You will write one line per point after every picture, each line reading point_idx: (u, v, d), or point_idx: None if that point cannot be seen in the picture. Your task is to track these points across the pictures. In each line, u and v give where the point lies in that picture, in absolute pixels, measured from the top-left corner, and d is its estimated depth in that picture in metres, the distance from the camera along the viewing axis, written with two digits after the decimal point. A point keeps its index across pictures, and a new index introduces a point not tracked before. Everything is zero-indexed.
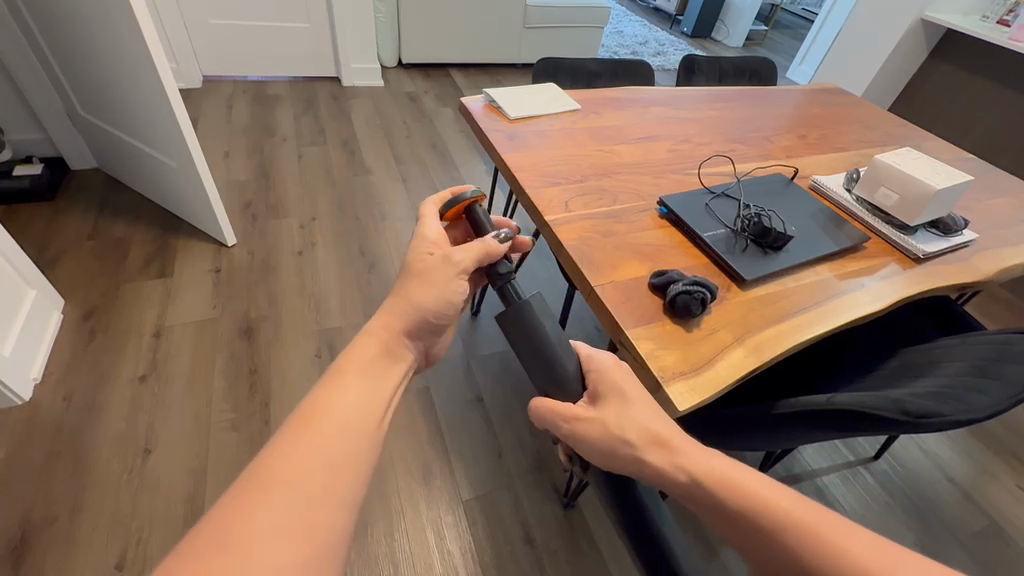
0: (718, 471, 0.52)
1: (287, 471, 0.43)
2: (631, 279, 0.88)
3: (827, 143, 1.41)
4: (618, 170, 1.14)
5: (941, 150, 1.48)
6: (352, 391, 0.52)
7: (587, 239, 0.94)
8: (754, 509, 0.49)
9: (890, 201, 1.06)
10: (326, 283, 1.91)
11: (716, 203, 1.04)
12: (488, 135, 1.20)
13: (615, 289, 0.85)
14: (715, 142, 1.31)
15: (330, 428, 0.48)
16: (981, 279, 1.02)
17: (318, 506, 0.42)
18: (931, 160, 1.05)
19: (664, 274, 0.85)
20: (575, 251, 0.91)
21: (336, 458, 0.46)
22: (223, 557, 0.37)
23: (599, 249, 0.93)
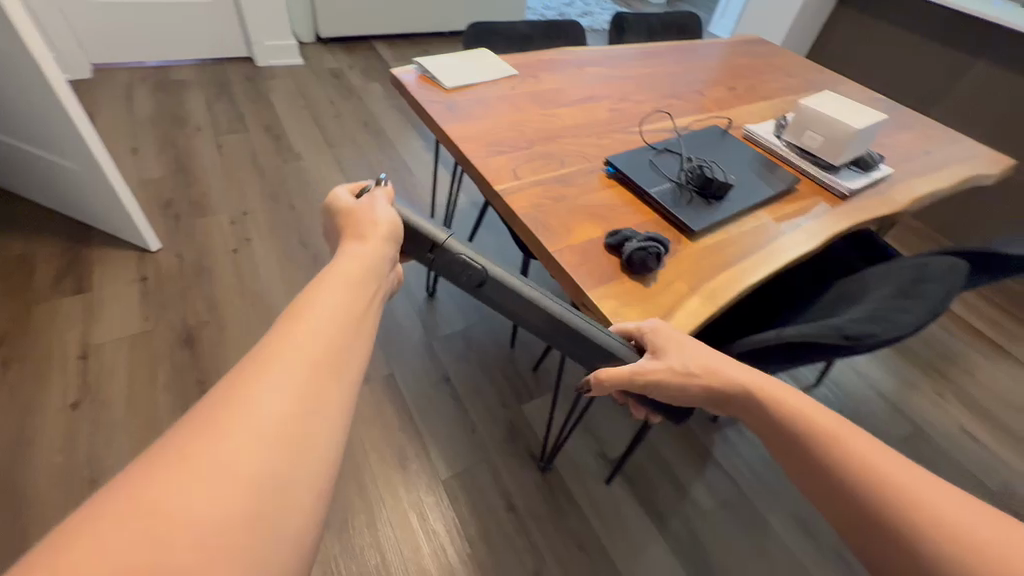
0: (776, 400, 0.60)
1: (242, 396, 0.39)
2: (585, 241, 0.88)
3: (754, 92, 1.46)
4: (562, 134, 1.13)
5: (855, 92, 1.58)
6: (308, 328, 0.45)
7: (539, 207, 0.93)
8: (811, 435, 0.56)
9: (815, 143, 1.12)
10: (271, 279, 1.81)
11: (659, 158, 1.06)
12: (425, 107, 1.15)
13: (572, 253, 0.86)
14: (652, 99, 1.32)
15: (322, 305, 0.49)
16: (897, 210, 1.11)
17: (316, 365, 0.43)
18: (849, 100, 1.11)
19: (618, 234, 0.86)
20: (529, 219, 0.90)
21: (298, 376, 0.41)
22: (223, 411, 0.38)
23: (553, 215, 0.92)
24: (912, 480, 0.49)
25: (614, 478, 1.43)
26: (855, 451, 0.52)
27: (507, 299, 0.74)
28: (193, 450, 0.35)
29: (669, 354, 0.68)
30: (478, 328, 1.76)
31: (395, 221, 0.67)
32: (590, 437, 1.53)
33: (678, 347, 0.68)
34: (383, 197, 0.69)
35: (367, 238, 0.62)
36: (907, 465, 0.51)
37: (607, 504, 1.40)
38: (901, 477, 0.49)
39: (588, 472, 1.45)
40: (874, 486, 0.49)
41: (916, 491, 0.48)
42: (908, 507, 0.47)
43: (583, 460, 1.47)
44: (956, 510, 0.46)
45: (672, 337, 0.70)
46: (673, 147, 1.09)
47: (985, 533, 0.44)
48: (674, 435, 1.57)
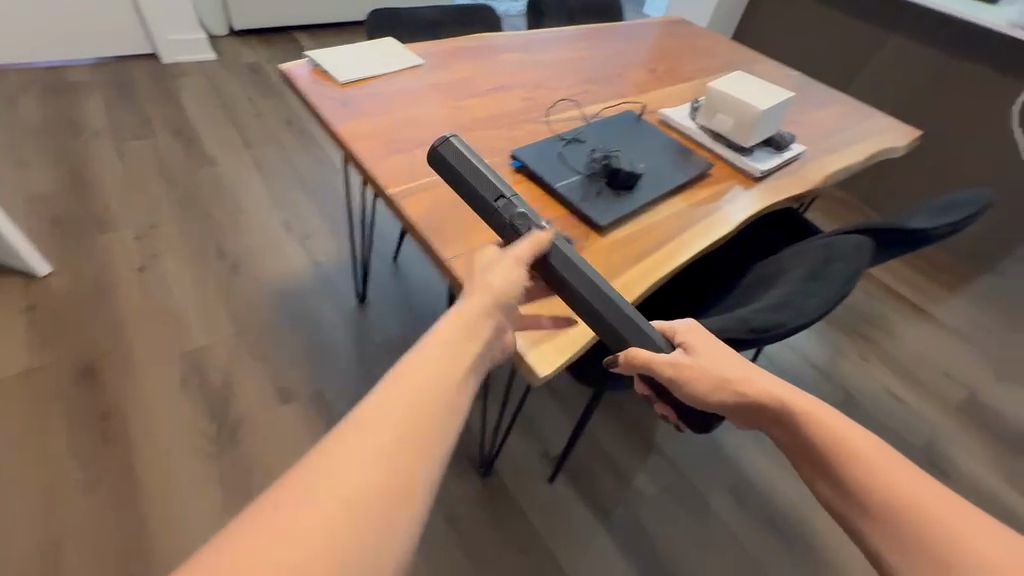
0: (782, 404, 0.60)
1: (333, 459, 0.42)
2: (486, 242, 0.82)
3: (673, 74, 1.44)
4: (469, 127, 1.05)
5: (771, 71, 1.57)
6: (393, 399, 0.46)
7: (438, 212, 0.87)
8: (819, 434, 0.56)
9: (726, 125, 1.09)
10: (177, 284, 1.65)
11: (569, 149, 1.01)
12: (315, 104, 1.03)
13: None
14: (567, 86, 1.27)
15: (417, 369, 0.50)
16: (809, 188, 1.11)
17: (399, 439, 0.44)
18: (757, 80, 1.09)
19: None
20: (426, 226, 0.84)
21: (383, 448, 0.43)
22: (317, 474, 0.41)
23: (453, 219, 0.86)
24: (921, 494, 0.49)
25: (557, 477, 1.41)
26: (863, 460, 0.52)
27: (573, 279, 0.71)
28: (283, 521, 0.38)
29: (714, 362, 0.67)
30: (414, 333, 1.69)
31: (513, 279, 0.64)
32: (533, 437, 1.49)
33: (715, 353, 0.68)
34: (531, 244, 0.69)
35: (479, 296, 0.61)
36: (923, 477, 0.50)
37: (551, 504, 1.37)
38: (914, 491, 0.49)
39: (531, 473, 1.42)
40: (879, 497, 0.50)
41: (929, 507, 0.47)
42: (913, 513, 0.47)
43: (526, 460, 1.44)
44: (959, 520, 0.46)
45: (714, 346, 0.69)
46: (584, 137, 1.05)
47: (1004, 559, 0.44)
48: (618, 426, 1.55)
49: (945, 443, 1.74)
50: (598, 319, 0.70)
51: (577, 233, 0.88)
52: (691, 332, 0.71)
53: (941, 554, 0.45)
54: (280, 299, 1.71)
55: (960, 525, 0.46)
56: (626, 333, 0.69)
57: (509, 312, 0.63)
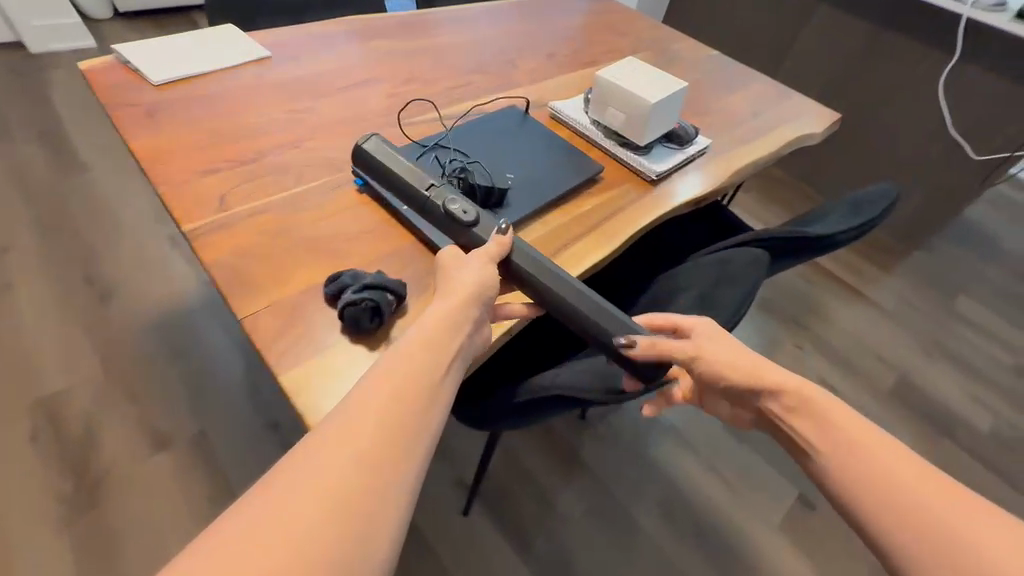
0: (779, 394, 0.62)
1: (290, 478, 0.41)
2: (304, 288, 0.65)
3: (577, 59, 1.28)
4: (313, 134, 0.88)
5: (687, 51, 1.44)
6: (362, 421, 0.44)
7: (244, 251, 0.67)
8: (817, 420, 0.58)
9: (618, 121, 0.95)
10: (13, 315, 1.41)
11: (429, 158, 0.85)
12: (114, 112, 0.81)
13: (274, 314, 0.62)
14: (447, 77, 1.10)
15: (385, 380, 0.47)
16: (716, 188, 0.99)
17: (359, 458, 0.42)
18: (651, 67, 0.95)
19: (338, 278, 0.63)
20: (222, 272, 0.65)
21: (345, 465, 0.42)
22: (277, 493, 0.40)
23: (263, 260, 0.67)
24: (910, 481, 0.50)
25: (471, 508, 1.30)
26: (860, 445, 0.54)
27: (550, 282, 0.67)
28: (236, 539, 0.37)
29: (710, 355, 0.65)
30: None
31: (485, 276, 0.61)
32: (447, 464, 1.37)
33: (721, 342, 0.66)
34: (494, 245, 0.65)
35: (451, 297, 0.58)
36: (913, 460, 0.52)
37: (465, 539, 1.27)
38: (902, 476, 0.51)
39: (444, 505, 1.31)
40: (867, 482, 0.52)
41: (917, 492, 0.49)
42: (900, 498, 0.50)
43: (438, 492, 1.33)
44: (942, 507, 0.48)
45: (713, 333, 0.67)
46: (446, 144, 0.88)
47: (988, 554, 0.45)
48: (541, 442, 1.45)
49: None
50: (570, 314, 0.67)
51: (427, 266, 0.71)
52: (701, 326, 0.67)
53: (925, 538, 0.47)
54: (160, 328, 1.51)
55: (942, 512, 0.48)
56: (609, 325, 0.65)
57: (483, 304, 0.59)
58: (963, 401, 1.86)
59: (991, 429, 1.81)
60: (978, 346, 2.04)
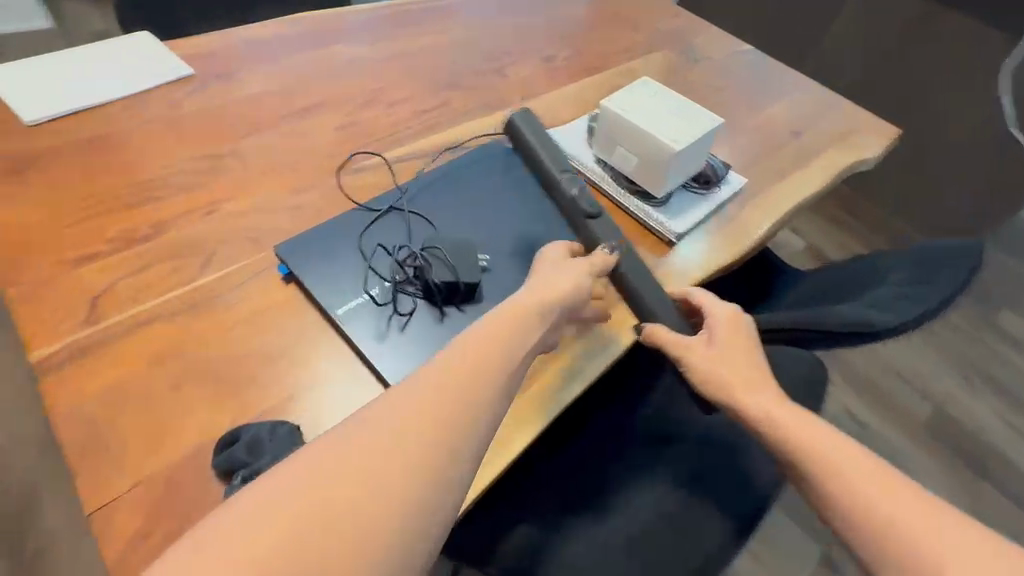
0: (743, 378, 0.54)
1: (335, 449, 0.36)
2: (186, 452, 0.46)
3: (581, 63, 1.05)
4: (233, 189, 0.67)
5: (713, 47, 1.19)
6: (412, 416, 0.39)
7: (110, 389, 0.49)
8: (872, 512, 0.42)
9: (629, 164, 0.74)
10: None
11: (379, 225, 0.63)
12: None
13: (139, 500, 0.43)
14: (415, 96, 0.87)
15: (451, 366, 0.43)
16: (753, 244, 0.78)
17: (405, 442, 0.37)
18: (675, 95, 0.74)
19: (235, 442, 0.45)
20: (74, 428, 0.46)
21: (388, 442, 0.37)
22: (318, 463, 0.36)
23: (136, 402, 0.48)
24: (867, 474, 0.44)
25: None
26: (798, 435, 0.48)
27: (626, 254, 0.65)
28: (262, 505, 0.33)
29: (725, 353, 0.56)
30: None
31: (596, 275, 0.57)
32: None
33: (736, 340, 0.58)
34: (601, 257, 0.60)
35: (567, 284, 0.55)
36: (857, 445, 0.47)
37: None
38: (852, 467, 0.45)
39: None
40: (819, 475, 0.46)
41: (869, 483, 0.43)
42: None
43: None
44: None
45: (732, 326, 0.59)
46: (408, 205, 0.66)
47: None
48: None
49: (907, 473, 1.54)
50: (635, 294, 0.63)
51: (367, 400, 0.52)
52: (730, 320, 0.59)
53: None
54: None
55: None
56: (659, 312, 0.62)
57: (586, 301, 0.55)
58: (1010, 438, 1.65)
59: None
60: None
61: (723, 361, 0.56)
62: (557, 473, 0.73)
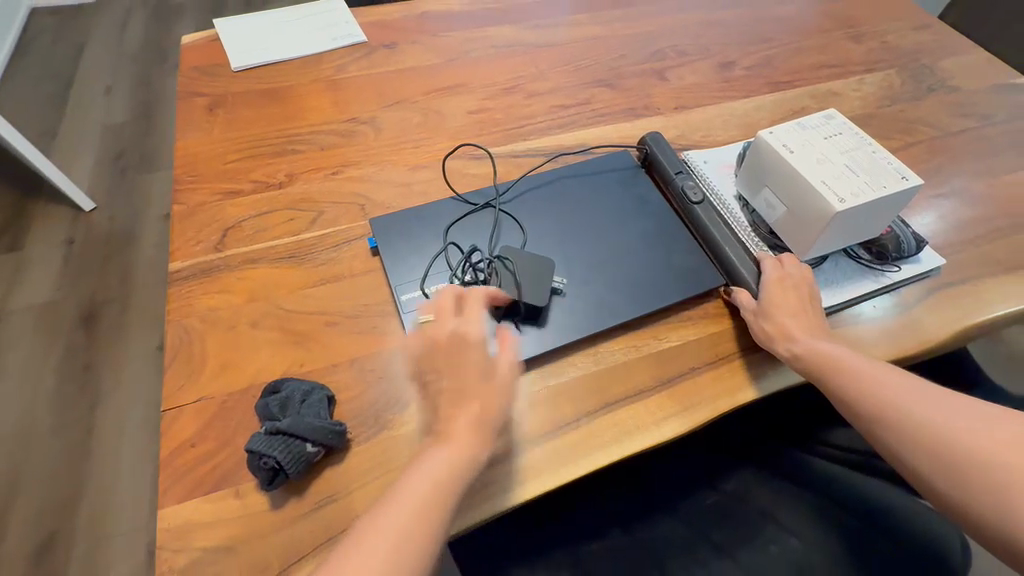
0: (792, 336, 0.53)
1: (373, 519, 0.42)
2: (246, 385, 0.52)
3: (763, 75, 0.89)
4: (363, 154, 0.72)
5: (964, 77, 0.90)
6: (435, 479, 0.45)
7: (212, 309, 0.56)
8: None
9: (774, 212, 0.61)
10: (152, 212, 1.53)
11: (471, 221, 0.62)
12: (181, 103, 0.77)
13: (204, 411, 0.50)
14: (559, 88, 0.83)
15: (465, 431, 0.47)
16: (921, 351, 0.59)
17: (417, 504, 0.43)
18: (864, 139, 0.58)
19: (275, 397, 0.50)
20: (178, 335, 0.55)
21: (416, 513, 0.43)
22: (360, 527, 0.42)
23: (226, 327, 0.55)
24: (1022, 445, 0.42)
25: None
26: (916, 410, 0.47)
27: (718, 227, 0.63)
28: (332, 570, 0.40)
29: (774, 313, 0.55)
30: None
31: (493, 372, 0.50)
32: None
33: (790, 300, 0.56)
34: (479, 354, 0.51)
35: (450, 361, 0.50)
36: (971, 406, 0.47)
37: None
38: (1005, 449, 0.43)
39: None
40: (950, 449, 0.44)
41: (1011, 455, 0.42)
42: None
43: None
44: None
45: (786, 285, 0.56)
46: (504, 205, 0.64)
47: None
48: None
49: None
50: (724, 265, 0.61)
51: (402, 391, 0.53)
52: (783, 280, 0.57)
53: None
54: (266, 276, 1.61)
55: None
56: (749, 279, 0.59)
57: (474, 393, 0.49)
58: None
59: None
60: None
61: (770, 322, 0.55)
62: (620, 522, 0.62)
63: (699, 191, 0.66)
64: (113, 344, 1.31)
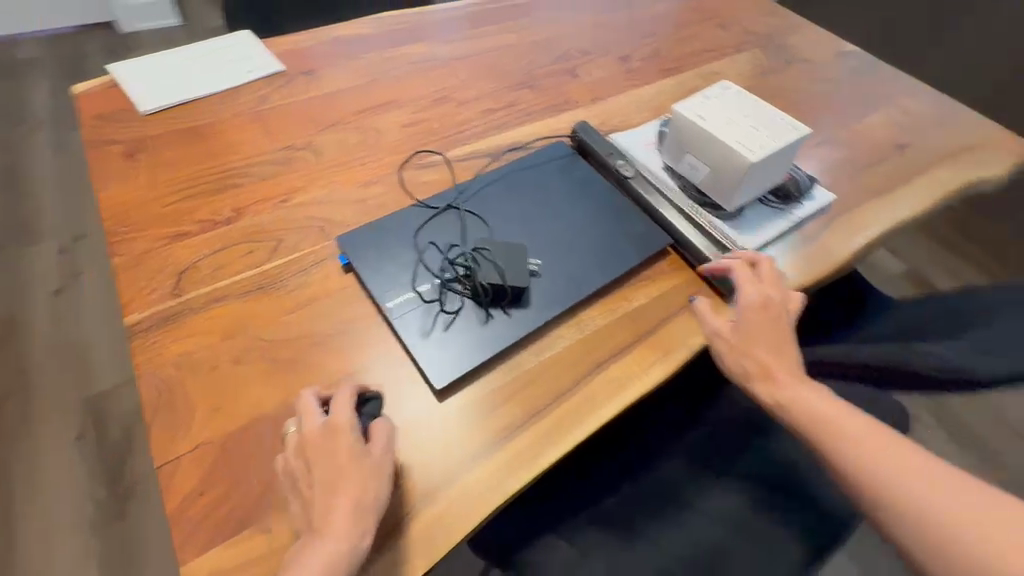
0: (774, 376, 0.55)
1: None
2: (242, 421, 0.50)
3: (657, 64, 1.00)
4: (307, 178, 0.71)
5: (810, 49, 1.09)
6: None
7: (184, 356, 0.54)
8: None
9: (698, 174, 0.70)
10: (42, 288, 1.36)
11: (438, 223, 0.65)
12: (91, 153, 0.71)
13: (203, 458, 0.48)
14: (485, 94, 0.88)
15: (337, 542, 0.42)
16: (834, 272, 0.70)
17: None
18: (757, 101, 0.69)
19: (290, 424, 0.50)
20: (152, 388, 0.51)
21: None
22: None
23: (205, 369, 0.53)
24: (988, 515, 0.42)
25: None
26: (887, 472, 0.46)
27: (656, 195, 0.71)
28: None
29: (751, 350, 0.56)
30: None
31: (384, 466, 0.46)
32: None
33: (768, 331, 0.57)
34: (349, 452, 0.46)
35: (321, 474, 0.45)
36: (994, 498, 0.43)
37: None
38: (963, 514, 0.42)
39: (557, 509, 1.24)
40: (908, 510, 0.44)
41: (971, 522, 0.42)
42: None
43: None
44: None
45: (762, 316, 0.58)
46: (465, 204, 0.67)
47: None
48: None
49: None
50: (669, 228, 0.69)
51: (408, 393, 0.54)
52: (761, 307, 0.58)
53: None
54: None
55: None
56: (690, 239, 0.68)
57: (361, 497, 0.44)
58: None
59: None
60: None
61: (750, 359, 0.56)
62: (628, 474, 0.67)
63: (633, 167, 0.74)
64: (19, 444, 1.14)
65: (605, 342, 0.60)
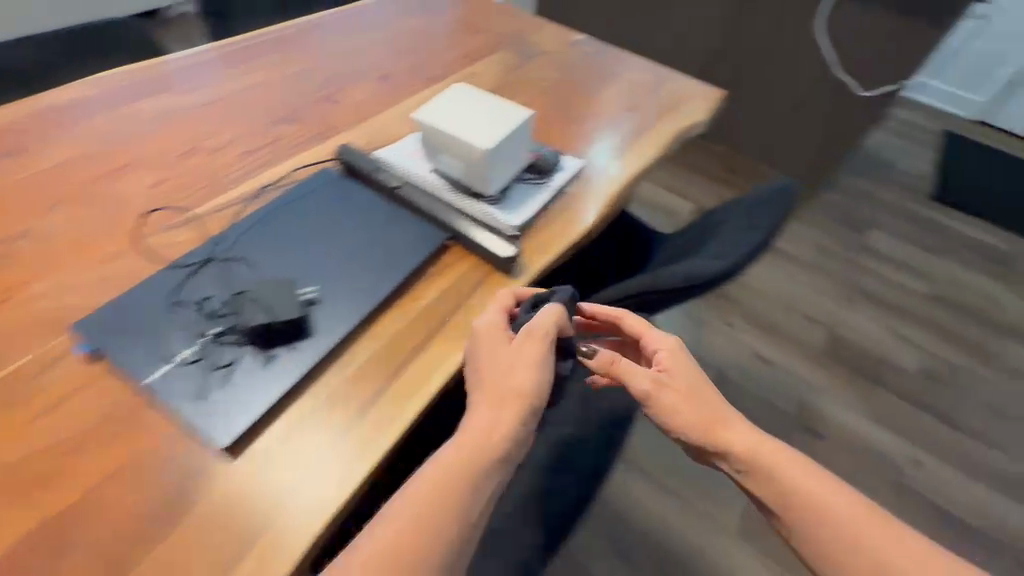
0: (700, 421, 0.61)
1: None
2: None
3: (417, 76, 1.06)
4: (34, 269, 0.62)
5: (550, 42, 1.24)
6: None
7: None
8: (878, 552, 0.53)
9: (455, 169, 0.76)
10: None
11: (196, 280, 0.61)
12: None
13: None
14: (243, 136, 0.84)
15: None
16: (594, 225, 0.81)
17: None
18: (486, 94, 0.76)
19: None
20: None
21: None
22: None
23: None
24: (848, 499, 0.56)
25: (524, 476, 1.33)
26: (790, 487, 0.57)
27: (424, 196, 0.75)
28: None
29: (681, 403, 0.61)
30: None
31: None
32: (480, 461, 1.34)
33: (692, 385, 0.62)
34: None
35: None
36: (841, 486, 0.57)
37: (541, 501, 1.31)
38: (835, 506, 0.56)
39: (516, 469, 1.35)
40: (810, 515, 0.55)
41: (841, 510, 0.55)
42: None
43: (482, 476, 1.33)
44: None
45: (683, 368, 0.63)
46: (224, 252, 0.64)
47: None
48: None
49: (812, 398, 1.62)
50: (442, 223, 0.73)
51: (192, 464, 0.50)
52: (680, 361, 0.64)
53: None
54: None
55: None
56: (463, 227, 0.72)
57: None
58: (896, 348, 1.78)
59: (920, 366, 1.74)
60: (895, 282, 1.98)
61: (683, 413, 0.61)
62: None
63: (397, 176, 0.77)
64: None
65: (400, 344, 0.61)
